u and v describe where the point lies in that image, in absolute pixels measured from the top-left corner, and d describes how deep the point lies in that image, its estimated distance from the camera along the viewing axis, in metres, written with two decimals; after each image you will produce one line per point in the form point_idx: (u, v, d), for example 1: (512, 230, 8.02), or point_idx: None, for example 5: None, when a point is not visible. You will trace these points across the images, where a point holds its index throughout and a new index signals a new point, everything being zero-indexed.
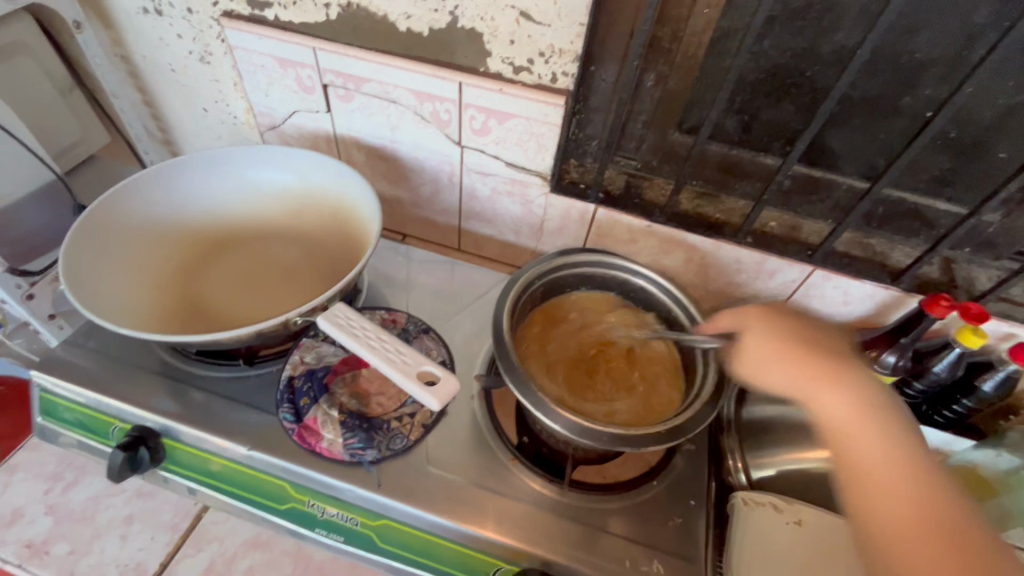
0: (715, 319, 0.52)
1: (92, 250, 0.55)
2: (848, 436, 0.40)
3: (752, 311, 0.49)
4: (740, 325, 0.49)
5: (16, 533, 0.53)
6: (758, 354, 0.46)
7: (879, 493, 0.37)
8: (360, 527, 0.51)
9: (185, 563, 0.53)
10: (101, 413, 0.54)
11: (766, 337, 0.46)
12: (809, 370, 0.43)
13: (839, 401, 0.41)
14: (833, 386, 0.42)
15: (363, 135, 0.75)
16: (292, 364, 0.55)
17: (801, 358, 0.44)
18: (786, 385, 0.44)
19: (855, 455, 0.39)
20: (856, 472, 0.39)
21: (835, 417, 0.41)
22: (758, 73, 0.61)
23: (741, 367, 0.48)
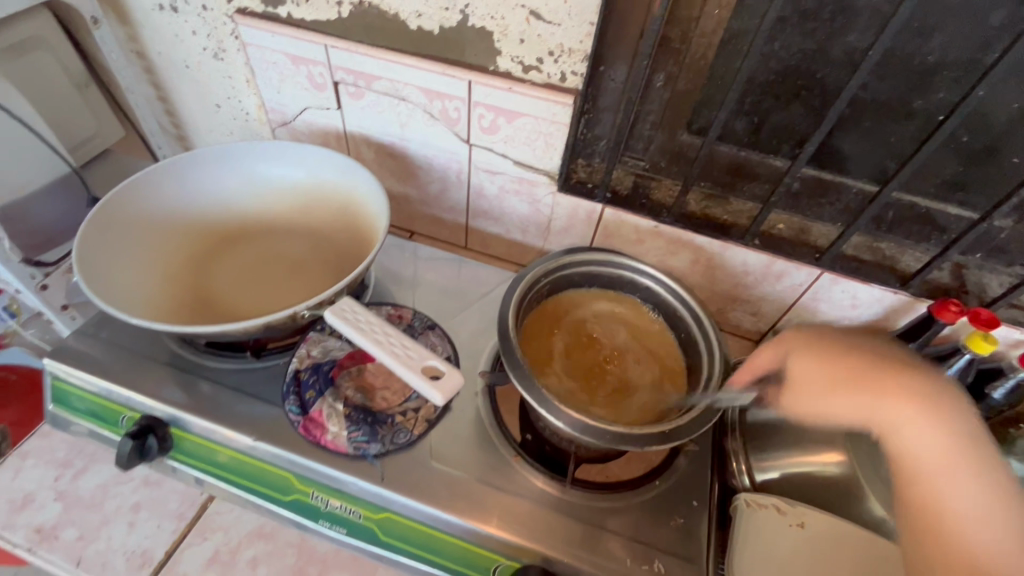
0: (751, 358, 0.50)
1: (106, 240, 0.56)
2: (937, 472, 0.40)
3: (800, 337, 0.48)
4: (786, 357, 0.48)
5: (26, 517, 0.54)
6: (810, 387, 0.46)
7: (950, 532, 0.38)
8: (363, 519, 0.51)
9: (190, 551, 0.54)
10: (112, 401, 0.55)
11: (828, 363, 0.46)
12: (888, 398, 0.43)
13: (925, 433, 0.42)
14: (906, 411, 0.43)
15: (373, 133, 0.76)
16: (299, 357, 0.56)
17: (868, 385, 0.45)
18: (851, 411, 0.45)
19: (932, 490, 0.40)
20: (926, 505, 0.40)
21: (920, 448, 0.42)
22: (769, 75, 0.60)
23: (789, 400, 0.47)
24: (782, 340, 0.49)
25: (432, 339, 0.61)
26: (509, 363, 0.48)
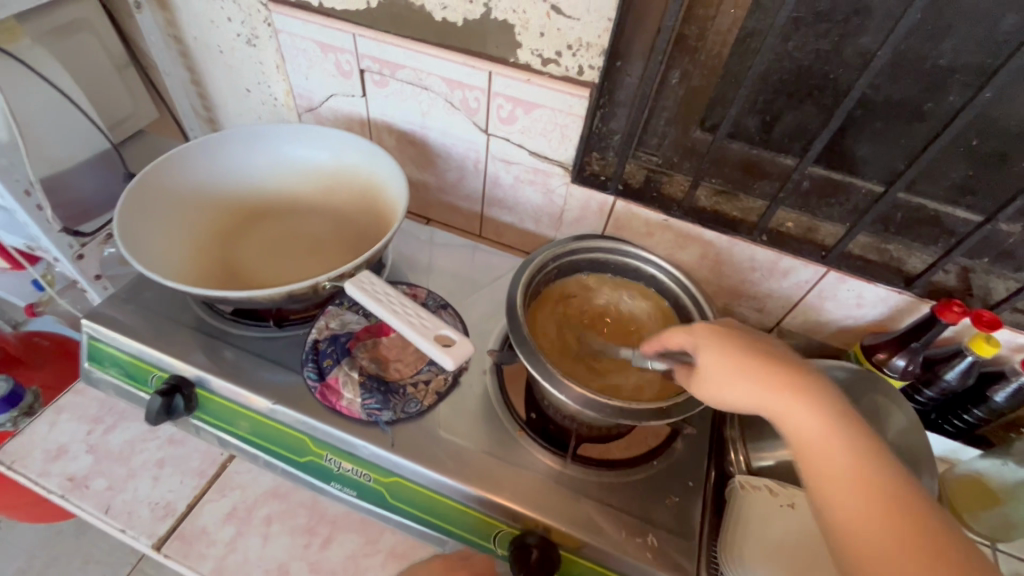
0: (664, 339, 0.48)
1: (143, 211, 0.59)
2: (823, 449, 0.39)
3: (705, 327, 0.47)
4: (693, 342, 0.47)
5: (60, 466, 0.58)
6: (713, 367, 0.45)
7: (850, 523, 0.36)
8: (372, 483, 0.54)
9: (210, 506, 0.57)
10: (141, 361, 0.59)
11: (726, 351, 0.45)
12: (768, 388, 0.42)
13: (802, 412, 0.41)
14: (793, 399, 0.41)
15: (396, 120, 0.78)
16: (318, 328, 0.59)
17: (752, 370, 0.43)
18: (746, 401, 0.43)
19: (823, 471, 0.39)
20: (823, 492, 0.38)
21: (807, 431, 0.40)
22: (782, 74, 0.62)
23: (696, 386, 0.46)
24: (688, 326, 0.48)
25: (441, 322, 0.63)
26: (516, 338, 0.50)
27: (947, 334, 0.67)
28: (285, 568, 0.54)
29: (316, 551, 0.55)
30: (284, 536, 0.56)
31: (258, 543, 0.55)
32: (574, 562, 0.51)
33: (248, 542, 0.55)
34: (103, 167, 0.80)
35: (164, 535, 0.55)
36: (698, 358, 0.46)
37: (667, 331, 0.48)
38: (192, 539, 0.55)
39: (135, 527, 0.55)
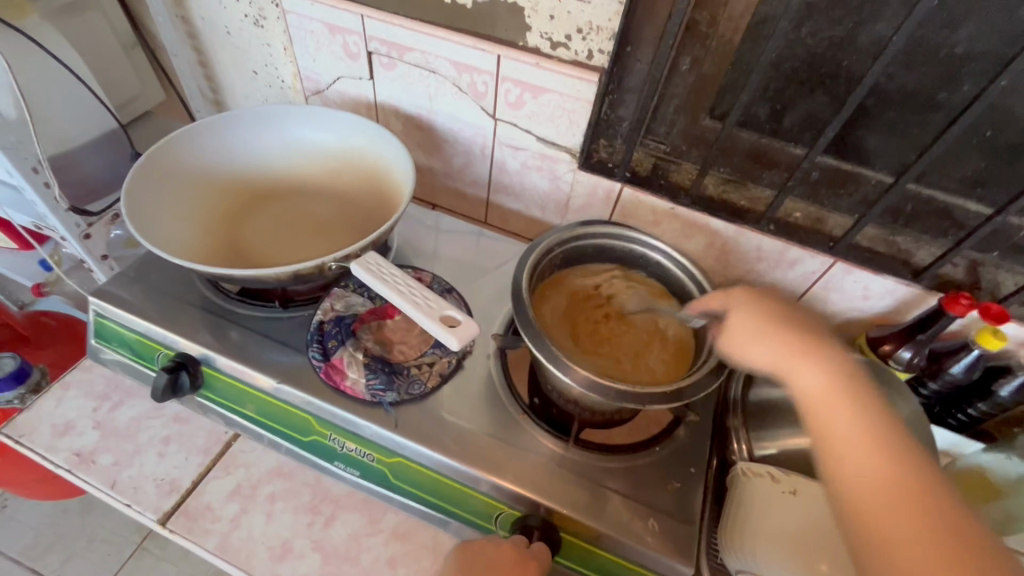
0: (709, 301, 0.53)
1: (150, 188, 0.59)
2: (828, 405, 0.40)
3: (740, 291, 0.51)
4: (729, 306, 0.51)
5: (68, 441, 0.59)
6: (738, 328, 0.48)
7: (850, 471, 0.37)
8: (375, 462, 0.54)
9: (214, 483, 0.58)
10: (148, 339, 0.59)
11: (752, 314, 0.48)
12: (786, 350, 0.45)
13: (809, 369, 0.43)
14: (803, 354, 0.44)
15: (403, 104, 0.78)
16: (323, 310, 0.59)
17: (775, 331, 0.46)
18: (767, 359, 0.46)
19: (828, 426, 0.40)
20: (829, 443, 0.39)
21: (813, 388, 0.42)
22: (794, 61, 0.61)
23: (722, 344, 0.49)
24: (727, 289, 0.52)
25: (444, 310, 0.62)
26: (521, 321, 0.50)
27: (954, 327, 0.67)
28: (288, 545, 0.55)
29: (319, 529, 0.56)
30: (288, 514, 0.57)
31: (262, 520, 0.56)
32: (576, 545, 0.51)
33: (252, 519, 0.56)
34: (110, 146, 0.80)
35: (170, 511, 0.55)
36: (728, 316, 0.50)
37: (710, 294, 0.53)
38: (197, 515, 0.55)
39: (141, 503, 0.55)
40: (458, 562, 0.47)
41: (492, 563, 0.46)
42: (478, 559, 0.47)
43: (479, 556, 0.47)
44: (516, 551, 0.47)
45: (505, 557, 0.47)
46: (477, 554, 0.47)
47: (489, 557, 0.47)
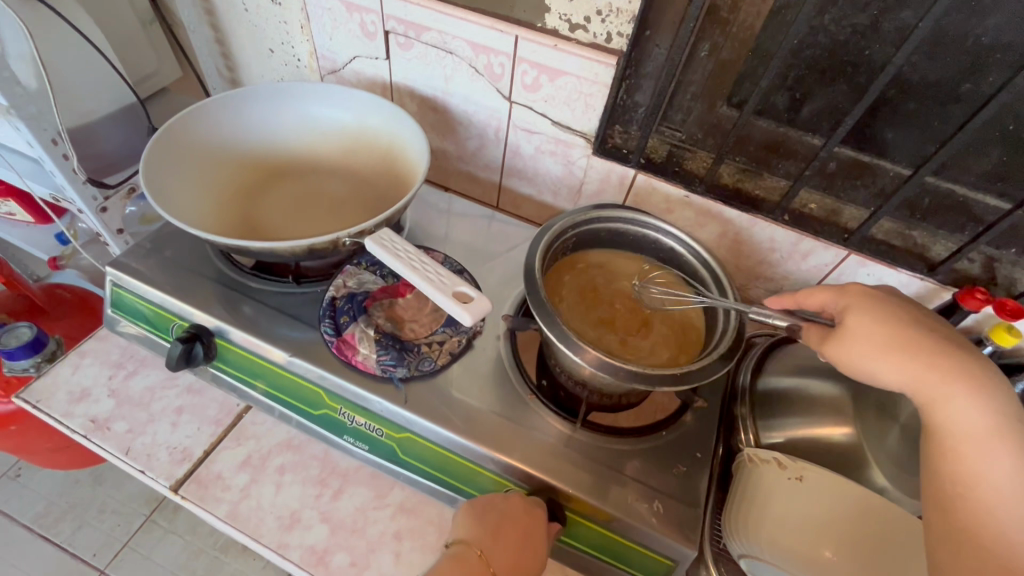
0: (802, 298, 0.52)
1: (169, 160, 0.60)
2: (982, 446, 0.42)
3: (857, 294, 0.49)
4: (849, 308, 0.48)
5: (84, 408, 0.60)
6: (866, 340, 0.46)
7: (975, 508, 0.40)
8: (384, 437, 0.55)
9: (226, 453, 0.59)
10: (163, 310, 0.60)
11: (882, 325, 0.46)
12: (933, 375, 0.44)
13: (963, 405, 0.43)
14: (956, 386, 0.43)
15: (418, 85, 0.78)
16: (336, 286, 0.60)
17: (919, 353, 0.45)
18: (904, 378, 0.45)
19: (971, 463, 0.42)
20: (962, 476, 0.42)
21: (964, 424, 0.43)
22: (815, 49, 0.60)
23: (840, 354, 0.47)
24: (834, 287, 0.51)
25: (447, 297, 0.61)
26: (533, 301, 0.50)
27: (967, 323, 0.67)
28: (297, 515, 0.56)
29: (327, 501, 0.57)
30: (297, 485, 0.58)
31: (272, 491, 0.57)
32: (580, 523, 0.52)
33: (261, 489, 0.57)
34: (127, 121, 0.81)
35: (181, 478, 0.56)
36: (843, 324, 0.48)
37: (804, 289, 0.52)
38: (208, 483, 0.57)
39: (155, 469, 0.56)
40: (472, 514, 0.48)
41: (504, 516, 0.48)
42: (490, 511, 0.48)
43: (491, 508, 0.48)
44: (525, 506, 0.48)
45: (517, 511, 0.48)
46: (487, 506, 0.49)
47: (501, 510, 0.48)
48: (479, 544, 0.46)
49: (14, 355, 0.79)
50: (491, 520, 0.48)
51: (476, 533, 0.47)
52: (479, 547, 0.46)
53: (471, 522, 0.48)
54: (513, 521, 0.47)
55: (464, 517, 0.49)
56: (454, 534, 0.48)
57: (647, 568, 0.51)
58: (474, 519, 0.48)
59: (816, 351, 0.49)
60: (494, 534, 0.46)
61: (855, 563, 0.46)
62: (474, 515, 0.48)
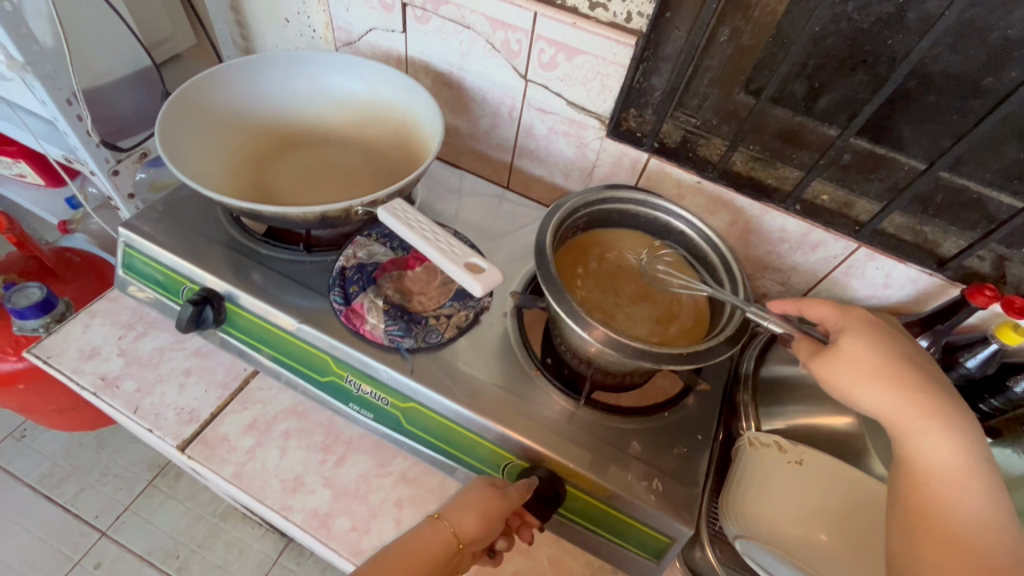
0: (805, 308, 0.52)
1: (182, 123, 0.60)
2: (953, 482, 0.40)
3: (857, 314, 0.49)
4: (845, 327, 0.48)
5: (93, 365, 0.61)
6: (854, 365, 0.46)
7: (945, 543, 0.38)
8: (389, 406, 0.56)
9: (232, 416, 0.60)
10: (174, 272, 0.60)
11: (868, 349, 0.46)
12: (913, 409, 0.43)
13: (939, 440, 0.42)
14: (930, 420, 0.43)
15: (433, 60, 0.77)
16: (345, 256, 0.60)
17: (902, 380, 0.44)
18: (882, 407, 0.44)
19: (939, 498, 0.40)
20: (930, 510, 0.40)
21: (938, 459, 0.41)
22: (837, 37, 0.59)
23: (827, 372, 0.47)
24: (839, 307, 0.50)
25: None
26: (543, 277, 0.50)
27: (972, 321, 0.67)
28: (300, 479, 0.56)
29: (330, 467, 0.58)
30: (301, 450, 0.58)
31: (276, 455, 0.58)
32: (580, 498, 0.53)
33: (266, 453, 0.58)
34: (141, 84, 0.81)
35: (188, 438, 0.57)
36: (839, 341, 0.48)
37: (811, 300, 0.52)
38: (214, 444, 0.57)
39: (162, 429, 0.57)
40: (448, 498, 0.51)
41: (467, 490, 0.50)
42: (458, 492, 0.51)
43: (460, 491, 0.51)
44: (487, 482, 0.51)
45: (477, 484, 0.50)
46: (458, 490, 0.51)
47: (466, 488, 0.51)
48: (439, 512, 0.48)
49: (24, 315, 0.80)
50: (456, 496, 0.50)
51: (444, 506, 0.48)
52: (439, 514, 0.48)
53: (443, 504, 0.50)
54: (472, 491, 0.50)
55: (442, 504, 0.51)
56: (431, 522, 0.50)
57: (644, 545, 0.52)
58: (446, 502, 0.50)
59: (806, 366, 0.49)
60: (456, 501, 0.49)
61: (847, 546, 0.47)
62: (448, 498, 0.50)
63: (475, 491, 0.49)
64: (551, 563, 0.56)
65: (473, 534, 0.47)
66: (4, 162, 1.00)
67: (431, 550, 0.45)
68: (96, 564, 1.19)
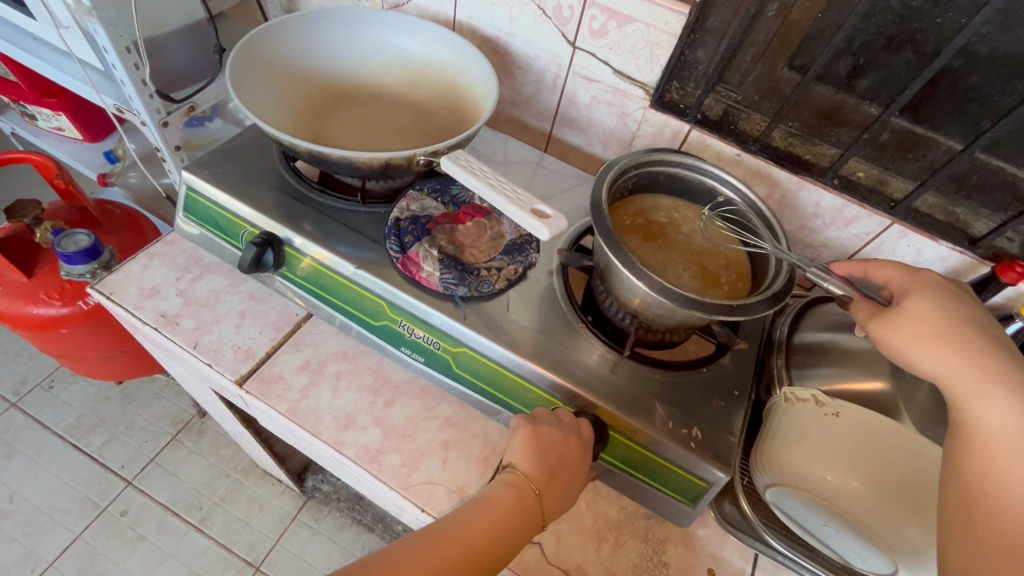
0: (870, 270, 0.55)
1: (247, 70, 0.62)
2: (1013, 450, 0.41)
3: (921, 280, 0.51)
4: (910, 292, 0.50)
5: (153, 303, 0.64)
6: (913, 327, 0.48)
7: (999, 510, 0.41)
8: (440, 350, 0.58)
9: (286, 356, 0.63)
10: (234, 216, 0.63)
11: (930, 314, 0.48)
12: (975, 373, 0.44)
13: (1001, 408, 0.43)
14: (989, 388, 0.44)
15: (481, 25, 0.79)
16: (400, 208, 0.62)
17: (960, 344, 0.46)
18: (941, 370, 0.46)
19: (998, 466, 0.42)
20: (988, 478, 0.42)
21: (999, 427, 0.42)
22: (888, 13, 0.58)
23: (885, 331, 0.49)
24: (908, 270, 0.53)
25: (504, 227, 0.64)
26: (601, 229, 0.52)
27: (996, 300, 0.68)
28: (352, 417, 0.59)
29: (380, 408, 0.61)
30: (353, 391, 0.61)
31: (329, 394, 0.61)
32: (622, 442, 0.55)
33: (319, 391, 0.61)
34: (194, 38, 0.83)
35: (246, 374, 0.60)
36: (902, 303, 0.50)
37: (878, 263, 0.54)
38: (270, 381, 0.60)
39: (221, 364, 0.60)
40: (530, 441, 0.50)
41: (561, 458, 0.50)
42: (550, 448, 0.50)
43: (550, 446, 0.50)
44: (583, 451, 0.51)
45: (573, 456, 0.50)
46: (546, 442, 0.50)
47: (560, 451, 0.50)
48: (536, 484, 0.49)
49: (72, 259, 0.82)
50: (549, 458, 0.50)
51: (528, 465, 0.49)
52: (537, 486, 0.49)
53: (528, 451, 0.50)
54: (567, 462, 0.50)
55: (522, 442, 0.50)
56: (508, 458, 0.50)
57: (680, 489, 0.55)
58: (532, 448, 0.50)
59: (865, 324, 0.51)
60: (550, 473, 0.50)
61: (881, 492, 0.50)
62: (533, 447, 0.50)
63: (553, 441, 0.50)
64: (588, 506, 0.59)
65: (554, 498, 0.50)
66: (45, 114, 1.02)
67: (522, 511, 0.48)
68: (123, 512, 1.22)
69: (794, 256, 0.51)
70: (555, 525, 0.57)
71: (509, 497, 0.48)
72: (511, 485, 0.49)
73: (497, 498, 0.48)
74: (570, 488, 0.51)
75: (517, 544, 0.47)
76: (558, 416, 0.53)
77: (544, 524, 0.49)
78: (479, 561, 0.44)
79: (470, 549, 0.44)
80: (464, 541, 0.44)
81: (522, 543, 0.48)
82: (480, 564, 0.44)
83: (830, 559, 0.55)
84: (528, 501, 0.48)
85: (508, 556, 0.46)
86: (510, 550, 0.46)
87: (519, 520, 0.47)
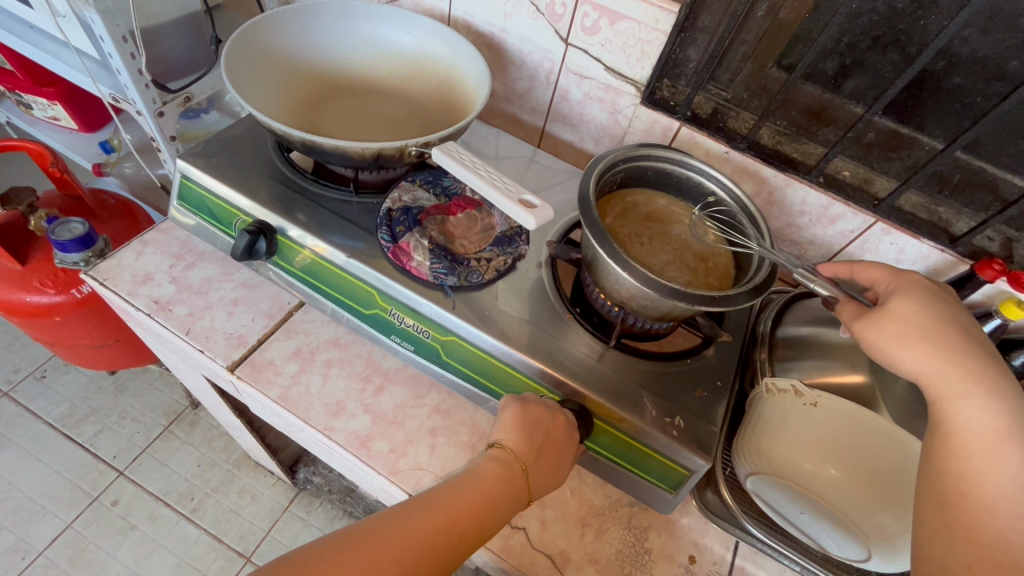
0: (857, 271, 0.56)
1: (243, 61, 0.63)
2: (990, 448, 0.42)
3: (908, 280, 0.52)
4: (896, 292, 0.51)
5: (147, 290, 0.64)
6: (897, 326, 0.49)
7: (973, 507, 0.41)
8: (430, 339, 0.59)
9: (277, 343, 0.64)
10: (227, 205, 0.63)
11: (914, 313, 0.49)
12: (955, 372, 0.46)
13: (979, 407, 0.44)
14: (969, 387, 0.45)
15: (476, 20, 0.80)
16: (392, 199, 0.63)
17: (942, 344, 0.47)
18: (922, 369, 0.47)
19: (973, 463, 0.43)
20: (963, 474, 0.43)
21: (976, 426, 0.44)
22: (872, 14, 0.59)
23: (868, 330, 0.50)
24: (894, 271, 0.54)
25: (495, 219, 0.65)
26: (588, 221, 0.53)
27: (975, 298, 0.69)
28: (342, 404, 0.60)
29: (369, 396, 0.62)
30: (343, 378, 0.62)
31: (319, 380, 0.62)
32: (606, 431, 0.57)
33: (310, 378, 0.62)
34: (190, 28, 0.83)
35: (237, 360, 0.61)
36: (886, 301, 0.51)
37: (862, 264, 0.56)
38: (262, 367, 0.61)
39: (213, 350, 0.61)
40: (519, 419, 0.51)
41: (550, 437, 0.51)
42: (538, 427, 0.51)
43: (539, 424, 0.51)
44: (570, 431, 0.52)
45: (561, 435, 0.52)
46: (534, 421, 0.52)
47: (548, 430, 0.51)
48: (524, 460, 0.50)
49: (65, 248, 0.82)
50: (538, 435, 0.51)
51: (517, 443, 0.50)
52: (524, 463, 0.50)
53: (517, 429, 0.51)
54: (555, 441, 0.51)
55: (511, 420, 0.51)
56: (497, 436, 0.51)
57: (664, 477, 0.56)
58: (521, 427, 0.51)
59: (850, 324, 0.52)
60: (538, 451, 0.51)
61: (858, 479, 0.51)
62: (521, 424, 0.51)
63: (539, 416, 0.52)
64: (573, 493, 0.60)
65: (540, 474, 0.51)
66: (41, 103, 1.02)
67: (508, 485, 0.49)
68: (114, 502, 1.23)
69: (779, 256, 0.53)
70: (540, 512, 0.58)
71: (497, 471, 0.49)
72: (499, 461, 0.50)
73: (484, 473, 0.49)
74: (558, 467, 0.52)
75: (502, 517, 0.48)
76: (546, 401, 0.54)
77: (530, 500, 0.51)
78: (466, 533, 0.45)
79: (457, 521, 0.45)
80: (451, 514, 0.45)
81: (509, 516, 0.49)
82: (467, 536, 0.45)
83: (805, 545, 0.57)
84: (516, 477, 0.49)
85: (493, 529, 0.47)
86: (495, 522, 0.48)
87: (507, 494, 0.48)
